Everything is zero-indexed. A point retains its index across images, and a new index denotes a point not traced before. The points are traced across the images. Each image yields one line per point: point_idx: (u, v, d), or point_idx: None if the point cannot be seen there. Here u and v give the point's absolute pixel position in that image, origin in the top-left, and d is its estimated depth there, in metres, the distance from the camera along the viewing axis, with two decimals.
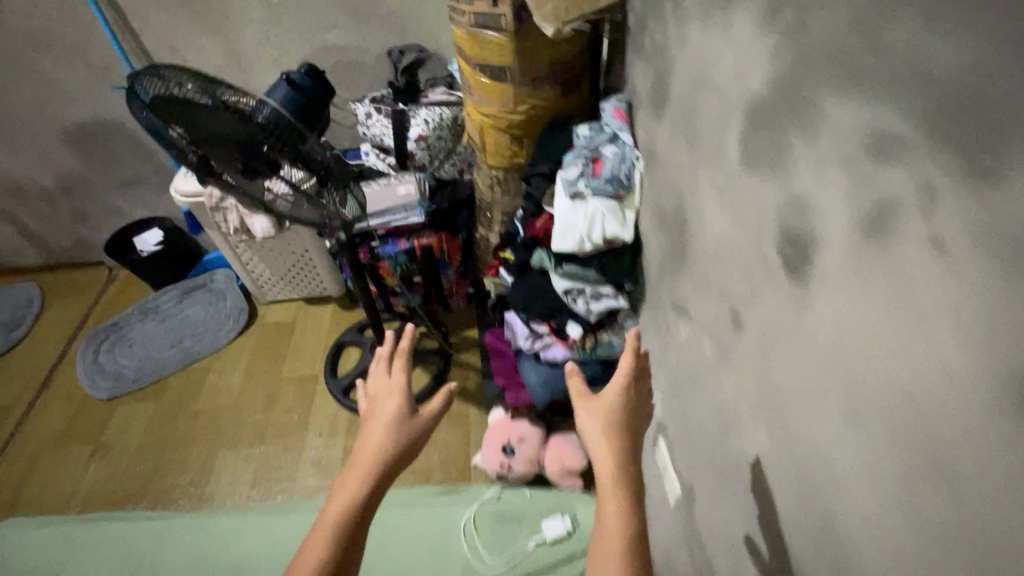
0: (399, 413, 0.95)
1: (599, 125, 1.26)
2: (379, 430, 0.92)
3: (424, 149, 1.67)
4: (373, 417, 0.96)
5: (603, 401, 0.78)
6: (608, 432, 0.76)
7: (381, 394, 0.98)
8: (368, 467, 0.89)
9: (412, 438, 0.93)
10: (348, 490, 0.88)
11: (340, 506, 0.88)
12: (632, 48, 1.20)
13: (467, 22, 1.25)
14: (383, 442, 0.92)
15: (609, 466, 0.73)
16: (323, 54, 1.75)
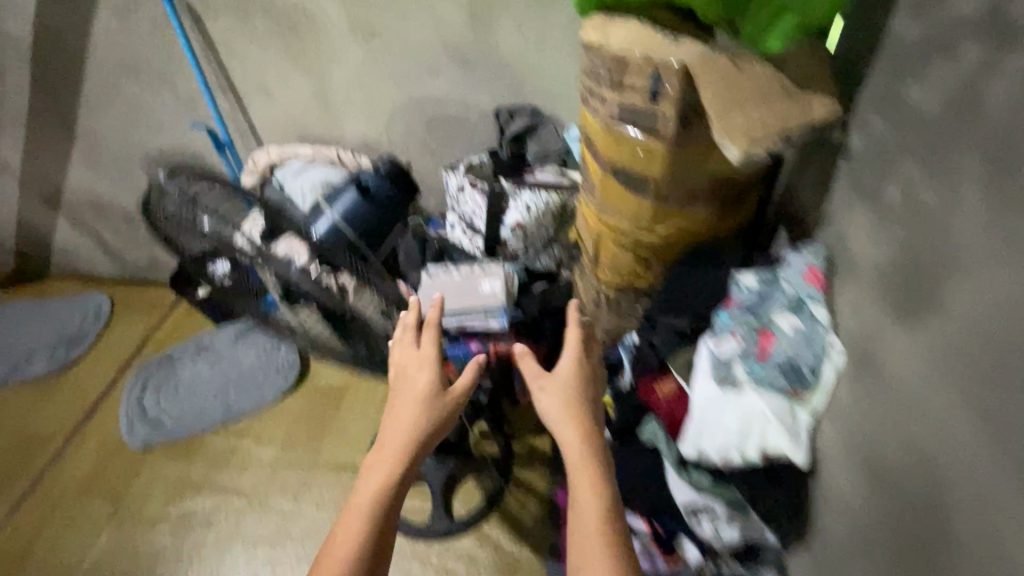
0: (434, 392, 0.92)
1: (774, 278, 0.87)
2: (409, 406, 0.90)
3: (519, 238, 1.36)
4: (405, 391, 0.93)
5: (563, 378, 0.88)
6: (572, 417, 0.84)
7: (409, 368, 0.96)
8: (401, 444, 0.86)
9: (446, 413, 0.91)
10: (379, 471, 0.84)
11: (371, 491, 0.82)
12: (851, 183, 0.81)
13: (607, 113, 0.91)
14: (413, 420, 0.88)
15: (576, 440, 0.81)
16: (420, 106, 1.49)
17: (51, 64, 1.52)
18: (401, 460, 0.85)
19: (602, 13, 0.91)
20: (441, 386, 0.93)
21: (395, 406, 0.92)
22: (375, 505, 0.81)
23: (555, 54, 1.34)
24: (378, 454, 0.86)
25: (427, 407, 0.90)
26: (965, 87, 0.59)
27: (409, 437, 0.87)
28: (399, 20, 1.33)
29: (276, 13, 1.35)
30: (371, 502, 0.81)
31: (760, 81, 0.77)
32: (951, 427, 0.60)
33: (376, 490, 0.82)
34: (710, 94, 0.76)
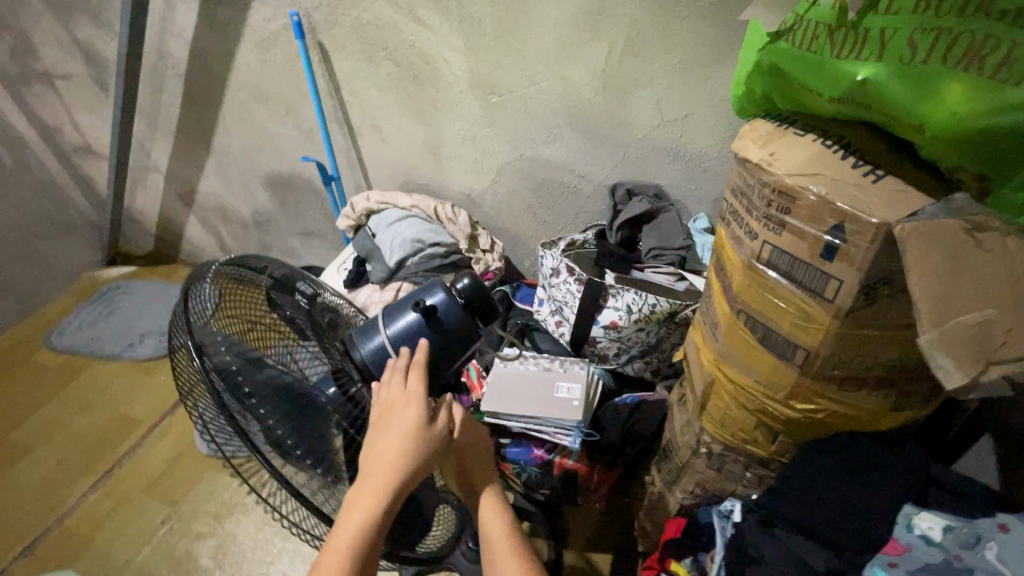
0: (426, 442, 0.62)
1: (973, 539, 0.61)
2: (391, 446, 0.61)
3: (612, 340, 1.16)
4: (381, 425, 0.63)
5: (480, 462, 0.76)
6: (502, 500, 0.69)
7: (389, 406, 0.64)
8: (371, 518, 0.57)
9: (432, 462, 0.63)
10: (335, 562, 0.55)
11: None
12: None
13: (753, 251, 0.69)
14: (394, 469, 0.60)
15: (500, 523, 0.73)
16: (530, 168, 1.34)
17: (198, 84, 1.62)
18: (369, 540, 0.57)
19: (770, 120, 0.69)
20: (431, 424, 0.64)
21: (368, 453, 0.61)
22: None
23: (694, 135, 1.12)
24: (339, 529, 0.57)
25: (417, 463, 0.61)
26: None
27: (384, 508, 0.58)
28: (523, 79, 1.20)
29: (398, 59, 1.29)
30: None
31: (1012, 268, 0.50)
32: None
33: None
34: (925, 276, 0.51)
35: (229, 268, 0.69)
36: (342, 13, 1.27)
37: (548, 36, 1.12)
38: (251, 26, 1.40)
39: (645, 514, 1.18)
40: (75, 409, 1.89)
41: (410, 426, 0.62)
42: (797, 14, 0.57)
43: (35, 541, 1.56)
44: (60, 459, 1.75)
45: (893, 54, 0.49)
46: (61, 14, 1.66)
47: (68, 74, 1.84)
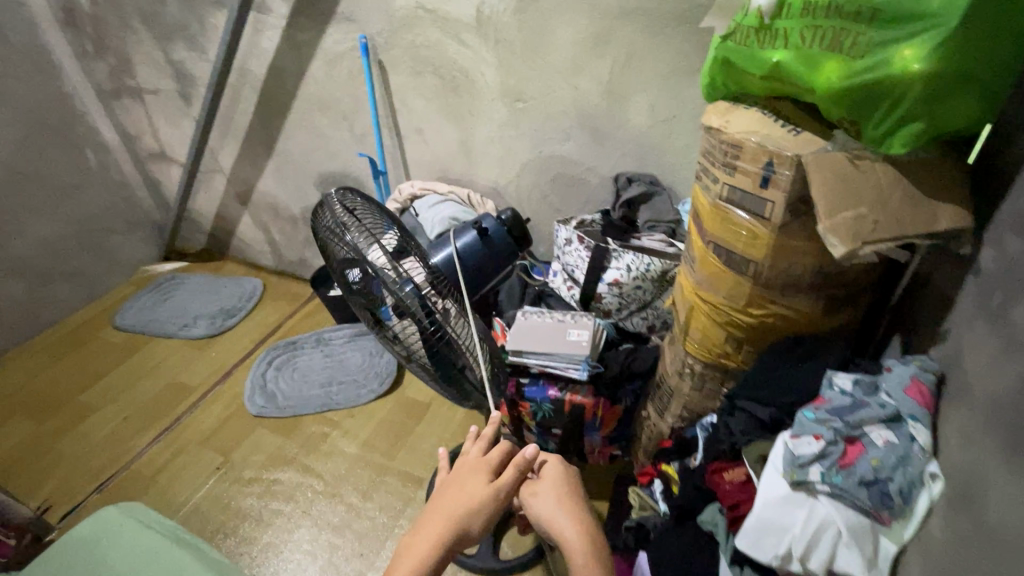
0: (488, 495, 0.87)
1: (871, 388, 0.82)
2: (461, 496, 0.86)
3: (615, 295, 1.40)
4: (456, 479, 0.90)
5: (565, 507, 0.91)
6: (581, 543, 0.87)
7: (464, 473, 0.91)
8: (437, 545, 0.81)
9: (490, 511, 0.86)
10: (411, 568, 0.80)
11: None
12: (980, 301, 0.74)
13: (716, 194, 0.96)
14: (462, 515, 0.84)
15: (580, 553, 0.85)
16: (549, 163, 1.63)
17: (269, 97, 1.94)
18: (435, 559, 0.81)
19: (726, 100, 0.97)
20: (493, 483, 0.88)
21: (439, 497, 0.88)
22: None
23: (681, 133, 1.41)
24: (414, 548, 0.82)
25: (473, 514, 0.85)
26: None
27: (448, 540, 0.83)
28: (545, 89, 1.50)
29: (443, 74, 1.59)
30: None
31: (877, 183, 0.76)
32: None
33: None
34: (820, 187, 0.77)
35: (347, 202, 1.14)
36: (400, 37, 1.59)
37: (565, 54, 1.42)
38: (323, 48, 1.73)
39: (643, 446, 1.39)
40: (139, 376, 2.13)
41: (475, 478, 0.89)
42: (735, 24, 0.86)
43: (105, 482, 1.76)
44: (125, 416, 1.97)
45: (792, 43, 0.77)
46: (161, 40, 2.01)
47: (157, 89, 2.18)
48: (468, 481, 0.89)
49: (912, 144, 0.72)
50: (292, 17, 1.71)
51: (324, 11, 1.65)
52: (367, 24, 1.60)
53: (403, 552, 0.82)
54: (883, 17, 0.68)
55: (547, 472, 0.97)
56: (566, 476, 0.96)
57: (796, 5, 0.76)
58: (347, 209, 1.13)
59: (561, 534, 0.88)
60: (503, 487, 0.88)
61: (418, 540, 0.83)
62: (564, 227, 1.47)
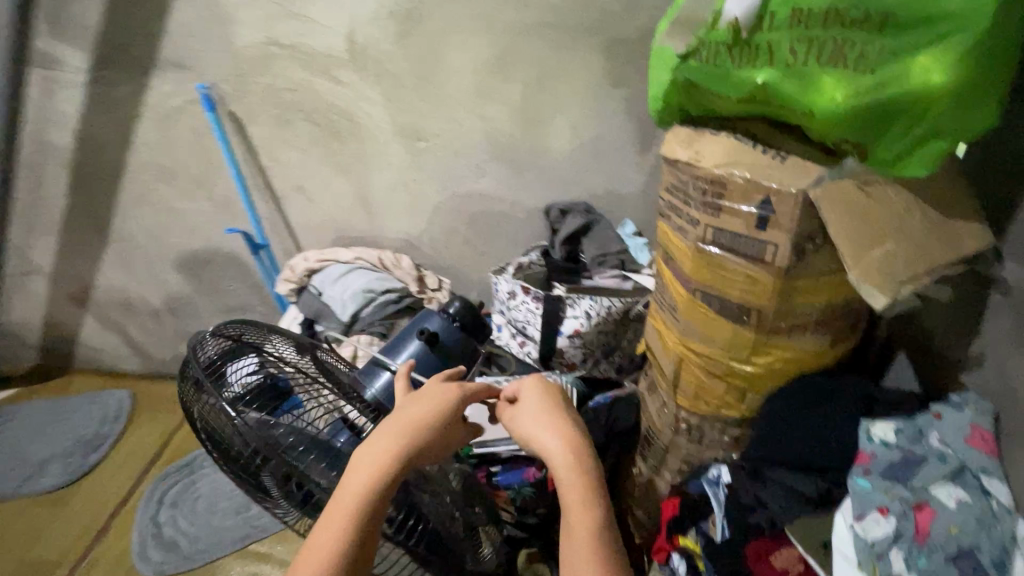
0: (437, 411, 0.70)
1: (921, 435, 0.72)
2: (411, 412, 0.70)
3: (577, 347, 1.22)
4: (414, 395, 0.73)
5: (550, 412, 0.72)
6: (575, 456, 0.68)
7: (410, 397, 0.73)
8: (377, 474, 0.64)
9: (443, 432, 0.71)
10: (343, 511, 0.61)
11: (324, 539, 0.61)
12: (1021, 320, 0.65)
13: (697, 236, 0.81)
14: (414, 432, 0.68)
15: (565, 464, 0.67)
16: (465, 204, 1.41)
17: (87, 172, 1.50)
18: (377, 495, 0.63)
19: (686, 124, 0.82)
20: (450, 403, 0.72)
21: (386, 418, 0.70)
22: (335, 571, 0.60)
23: (610, 154, 1.27)
24: (348, 481, 0.63)
25: (419, 430, 0.68)
26: None
27: (399, 471, 0.65)
28: (448, 122, 1.28)
29: (319, 119, 1.31)
30: (326, 566, 0.60)
31: (894, 209, 0.65)
32: None
33: (332, 549, 0.60)
34: (838, 225, 0.64)
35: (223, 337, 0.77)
36: (253, 80, 1.27)
37: (465, 82, 1.21)
38: (151, 104, 1.35)
39: (639, 505, 1.23)
40: None
41: (436, 398, 0.72)
42: (697, 36, 0.70)
43: None
44: None
45: (780, 61, 0.63)
46: None
47: None
48: (416, 404, 0.71)
49: (932, 166, 0.62)
50: (99, 71, 1.31)
51: (144, 58, 1.28)
52: (205, 69, 1.26)
53: (335, 490, 0.64)
54: (894, 25, 0.57)
55: (523, 388, 0.77)
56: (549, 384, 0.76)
57: (780, 15, 0.62)
58: (226, 347, 0.75)
59: (546, 449, 0.69)
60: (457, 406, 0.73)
61: (355, 469, 0.64)
62: (501, 277, 1.27)
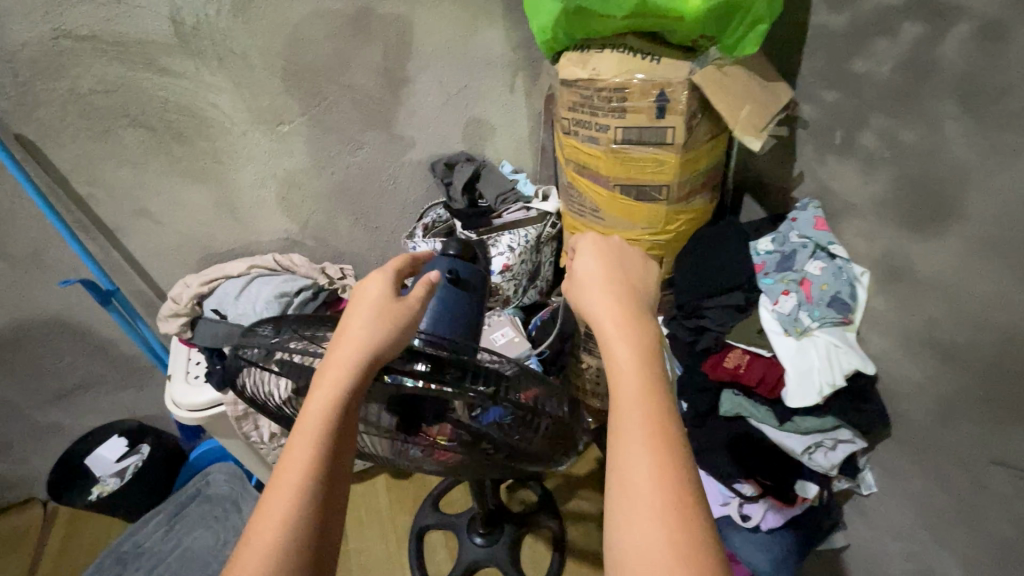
0: (361, 327, 0.61)
1: (784, 236, 1.04)
2: (342, 336, 0.60)
3: (509, 280, 1.34)
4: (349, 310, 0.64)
5: (614, 290, 0.59)
6: (631, 339, 0.54)
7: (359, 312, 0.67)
8: (317, 424, 0.55)
9: (369, 344, 0.59)
10: (305, 441, 0.54)
11: (285, 478, 0.53)
12: (820, 141, 0.98)
13: (609, 138, 0.98)
14: (351, 354, 0.59)
15: (620, 343, 0.54)
16: (346, 181, 1.36)
17: None
18: (340, 412, 0.56)
19: (574, 50, 0.97)
20: (382, 307, 0.63)
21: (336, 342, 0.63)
22: (303, 512, 0.51)
23: (476, 101, 1.37)
24: (305, 413, 0.56)
25: (361, 347, 0.59)
26: (915, 54, 0.78)
27: (347, 374, 0.57)
28: (310, 97, 1.20)
29: (152, 122, 1.11)
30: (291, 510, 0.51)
31: (743, 82, 0.90)
32: (978, 290, 0.78)
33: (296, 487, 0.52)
34: (720, 102, 0.88)
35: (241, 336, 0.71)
36: (43, 88, 1.01)
37: (321, 52, 1.16)
38: None
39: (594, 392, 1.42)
40: None
41: (378, 299, 0.63)
42: None
43: None
44: None
45: None
46: None
47: None
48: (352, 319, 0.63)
49: (759, 43, 0.86)
50: None
51: None
52: None
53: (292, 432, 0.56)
54: None
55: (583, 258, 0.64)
56: (606, 242, 0.65)
57: None
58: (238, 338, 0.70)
59: (604, 331, 0.55)
60: (384, 308, 0.63)
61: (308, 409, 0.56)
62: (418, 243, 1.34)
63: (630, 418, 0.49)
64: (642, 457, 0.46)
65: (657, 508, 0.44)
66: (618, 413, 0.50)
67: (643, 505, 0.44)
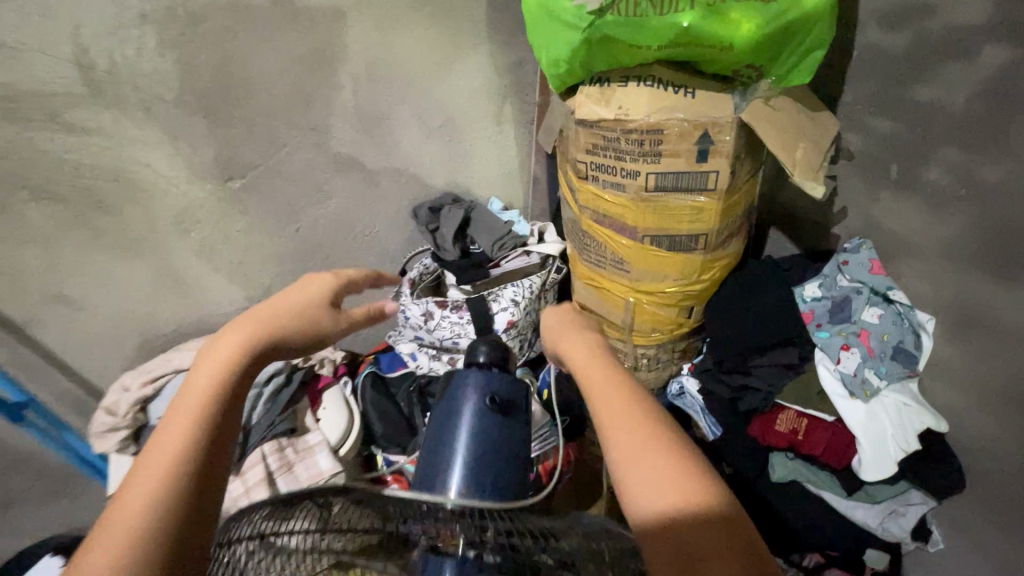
0: (292, 305, 0.57)
1: (833, 280, 0.93)
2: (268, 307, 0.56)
3: (514, 337, 1.17)
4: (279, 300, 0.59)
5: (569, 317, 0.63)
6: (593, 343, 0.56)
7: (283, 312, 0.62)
8: (209, 391, 0.45)
9: (297, 323, 0.55)
10: (181, 422, 0.43)
11: (149, 471, 0.39)
12: (870, 173, 0.87)
13: (639, 185, 0.83)
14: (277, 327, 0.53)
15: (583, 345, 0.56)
16: (314, 236, 1.16)
17: None
18: (238, 382, 0.47)
19: (593, 84, 0.82)
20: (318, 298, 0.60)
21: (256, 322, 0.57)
22: (180, 491, 0.39)
23: (461, 133, 1.20)
24: (191, 383, 0.46)
25: (289, 319, 0.55)
26: (998, 81, 0.68)
27: (262, 346, 0.51)
28: (267, 144, 1.00)
29: (61, 191, 0.88)
30: (161, 504, 0.38)
31: (793, 117, 0.78)
32: None
33: (162, 484, 0.39)
34: (774, 141, 0.75)
35: None
36: None
37: (276, 92, 0.96)
38: None
39: None
40: None
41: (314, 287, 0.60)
42: None
43: None
44: None
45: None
46: None
47: None
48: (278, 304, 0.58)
49: (812, 72, 0.74)
50: None
51: None
52: None
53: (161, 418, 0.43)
54: None
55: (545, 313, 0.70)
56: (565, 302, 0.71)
57: None
58: None
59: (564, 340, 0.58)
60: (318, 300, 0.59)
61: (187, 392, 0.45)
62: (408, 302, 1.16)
63: (601, 384, 0.48)
64: (619, 410, 0.44)
65: (660, 451, 0.40)
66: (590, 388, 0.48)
67: (645, 452, 0.40)
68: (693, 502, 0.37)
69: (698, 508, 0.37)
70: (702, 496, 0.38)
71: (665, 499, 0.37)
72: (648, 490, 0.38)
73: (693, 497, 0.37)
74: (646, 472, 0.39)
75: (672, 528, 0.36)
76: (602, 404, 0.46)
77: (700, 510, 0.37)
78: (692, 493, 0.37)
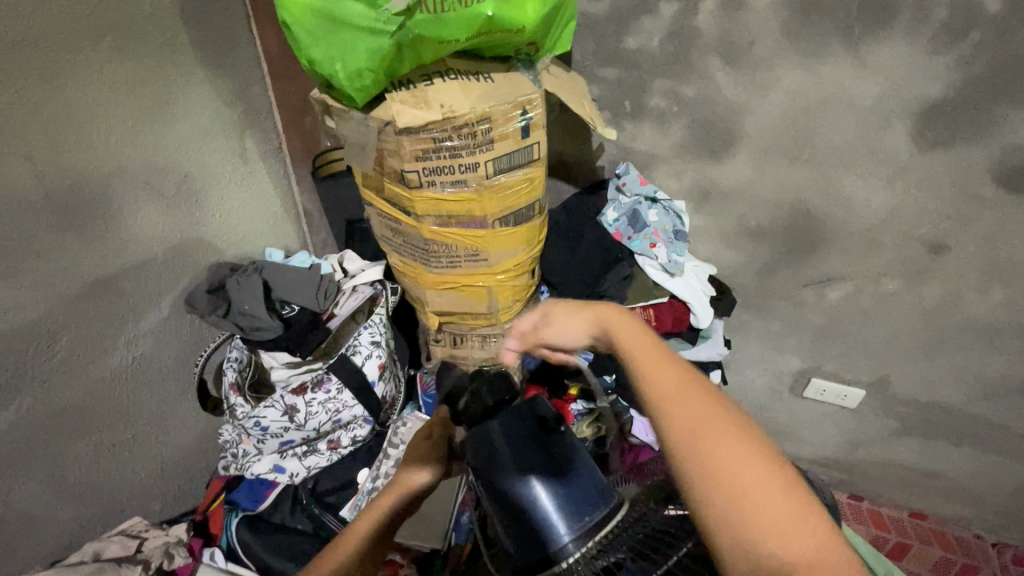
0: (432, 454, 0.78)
1: (619, 201, 1.15)
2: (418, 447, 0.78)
3: (390, 378, 1.05)
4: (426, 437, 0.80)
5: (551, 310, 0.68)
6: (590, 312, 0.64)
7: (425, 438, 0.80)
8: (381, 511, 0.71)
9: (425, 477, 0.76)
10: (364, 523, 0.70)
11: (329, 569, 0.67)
12: (609, 111, 1.10)
13: (480, 174, 0.84)
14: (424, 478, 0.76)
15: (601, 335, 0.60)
16: (46, 395, 0.80)
17: None
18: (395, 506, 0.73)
19: (399, 89, 0.78)
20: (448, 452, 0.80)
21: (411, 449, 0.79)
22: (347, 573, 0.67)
23: (206, 190, 0.98)
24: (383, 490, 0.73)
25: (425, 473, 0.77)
26: (675, 26, 0.95)
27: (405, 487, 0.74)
28: None
29: None
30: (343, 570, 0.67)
31: (566, 79, 0.92)
32: (758, 186, 1.07)
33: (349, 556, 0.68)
34: (570, 99, 0.87)
35: None
36: None
37: None
38: None
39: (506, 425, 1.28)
40: None
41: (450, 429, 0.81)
42: None
43: None
44: None
45: None
46: None
47: None
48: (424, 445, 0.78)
49: (569, 41, 0.88)
50: None
51: None
52: None
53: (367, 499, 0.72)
54: None
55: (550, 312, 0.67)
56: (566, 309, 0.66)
57: None
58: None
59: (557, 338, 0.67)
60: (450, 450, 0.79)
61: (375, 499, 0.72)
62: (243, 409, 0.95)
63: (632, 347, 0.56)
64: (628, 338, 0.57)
65: (758, 479, 0.42)
66: (670, 400, 0.48)
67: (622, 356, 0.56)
68: (791, 527, 0.40)
69: (798, 531, 0.40)
70: (797, 521, 0.40)
71: (751, 511, 0.40)
72: (734, 505, 0.41)
73: (789, 521, 0.40)
74: (721, 484, 0.42)
75: (773, 541, 0.39)
76: (687, 418, 0.46)
77: (796, 529, 0.40)
78: (784, 514, 0.40)
